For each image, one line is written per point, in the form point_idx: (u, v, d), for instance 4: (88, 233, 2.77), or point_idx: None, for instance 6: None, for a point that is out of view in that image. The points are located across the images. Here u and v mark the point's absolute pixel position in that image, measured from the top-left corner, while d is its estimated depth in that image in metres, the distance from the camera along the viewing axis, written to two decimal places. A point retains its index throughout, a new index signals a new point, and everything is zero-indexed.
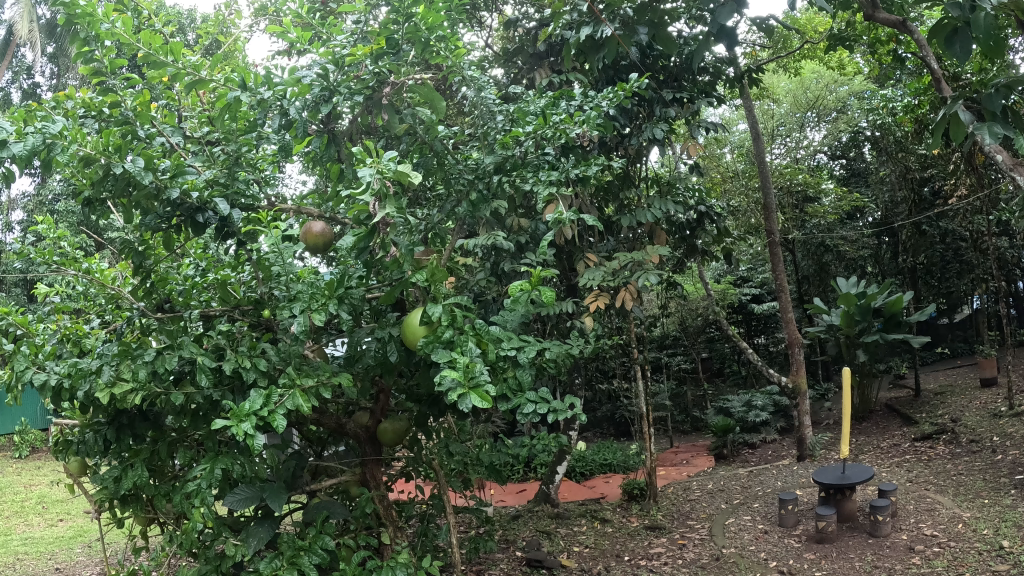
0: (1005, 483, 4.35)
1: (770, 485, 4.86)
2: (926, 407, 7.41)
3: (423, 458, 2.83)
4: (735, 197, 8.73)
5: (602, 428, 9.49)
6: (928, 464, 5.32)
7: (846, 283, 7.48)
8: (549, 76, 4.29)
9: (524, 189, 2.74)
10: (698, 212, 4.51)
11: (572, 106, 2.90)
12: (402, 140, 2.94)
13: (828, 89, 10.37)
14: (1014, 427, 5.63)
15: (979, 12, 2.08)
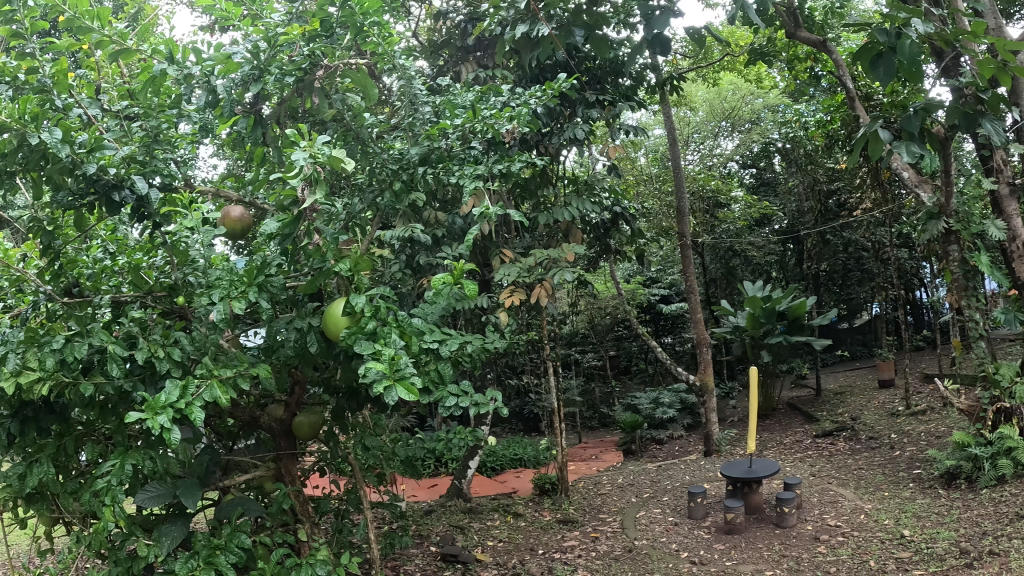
0: (906, 477, 4.74)
1: (677, 479, 5.04)
2: (828, 405, 7.89)
3: (338, 454, 2.77)
4: (649, 199, 8.97)
5: (513, 424, 9.54)
6: (828, 459, 5.67)
7: (752, 287, 7.88)
8: (478, 71, 4.27)
9: (447, 181, 2.78)
10: (612, 213, 4.65)
11: (498, 102, 2.99)
12: (328, 128, 2.90)
13: (744, 100, 10.75)
14: (908, 425, 6.06)
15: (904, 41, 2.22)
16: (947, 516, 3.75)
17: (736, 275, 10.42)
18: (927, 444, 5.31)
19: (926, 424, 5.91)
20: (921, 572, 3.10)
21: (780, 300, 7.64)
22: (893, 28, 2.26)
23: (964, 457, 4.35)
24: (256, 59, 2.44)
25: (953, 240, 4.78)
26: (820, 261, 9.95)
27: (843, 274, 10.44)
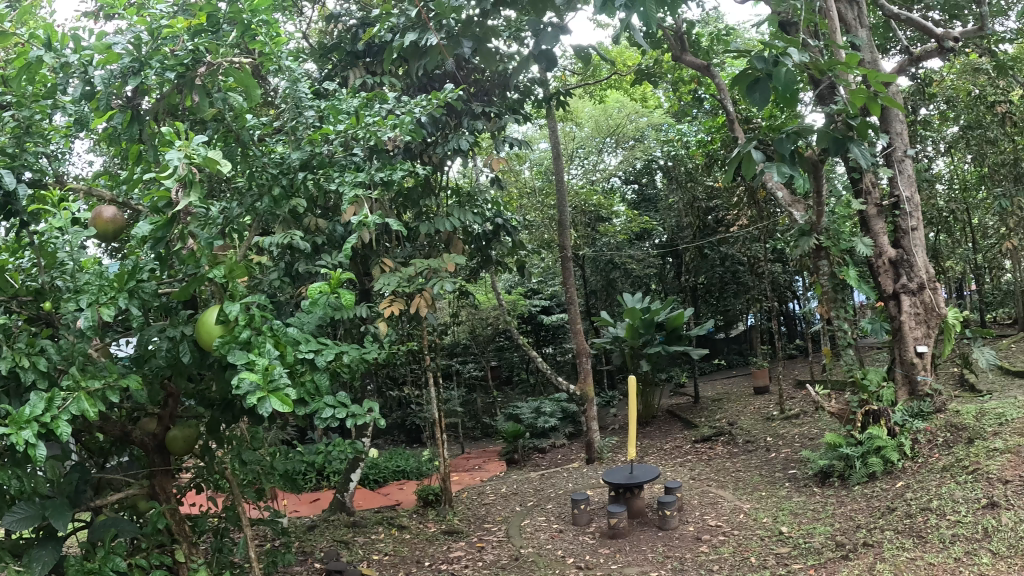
0: (781, 476, 5.06)
1: (561, 487, 5.16)
2: (705, 412, 8.29)
3: (214, 468, 2.63)
4: (531, 212, 9.02)
5: (394, 435, 9.46)
6: (708, 462, 6.00)
7: (633, 299, 8.43)
8: (366, 76, 4.22)
9: (327, 187, 2.75)
10: (495, 226, 4.72)
11: (383, 110, 3.04)
12: (206, 126, 2.77)
13: (628, 118, 11.08)
14: (783, 429, 6.44)
15: (782, 68, 2.36)
16: (822, 512, 3.99)
17: (616, 286, 10.76)
18: (801, 445, 5.68)
19: (798, 427, 6.30)
20: (800, 566, 3.27)
21: (658, 311, 8.14)
22: (775, 56, 2.38)
23: (837, 456, 4.71)
24: (137, 52, 2.31)
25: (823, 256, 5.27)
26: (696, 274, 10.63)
27: (720, 287, 10.75)
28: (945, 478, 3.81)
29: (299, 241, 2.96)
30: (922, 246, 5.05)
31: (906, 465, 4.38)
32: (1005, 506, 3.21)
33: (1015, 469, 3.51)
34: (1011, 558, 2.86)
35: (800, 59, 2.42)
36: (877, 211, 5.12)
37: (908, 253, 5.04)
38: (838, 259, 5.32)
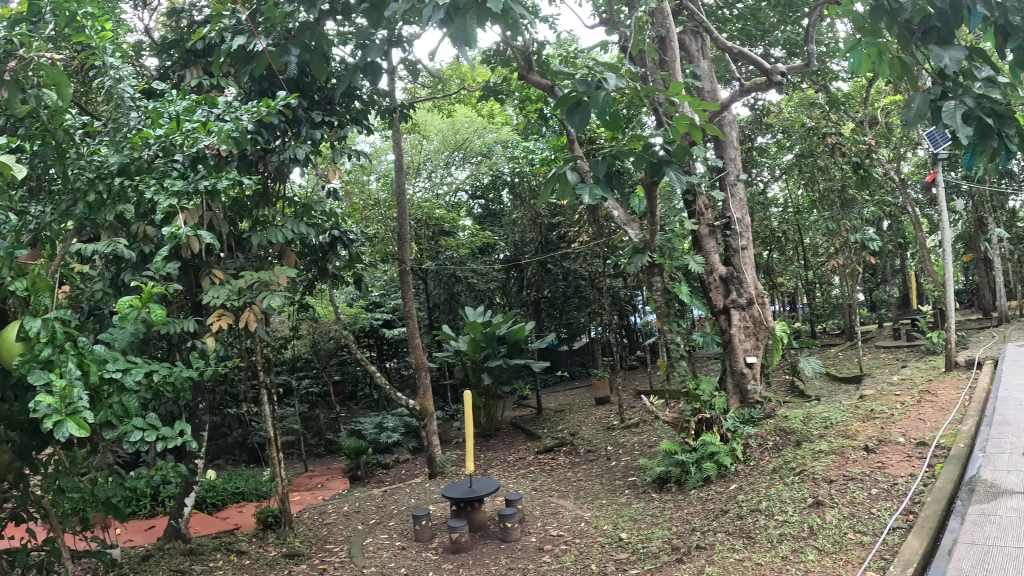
0: (621, 484, 5.18)
1: (403, 504, 5.09)
2: (548, 423, 8.57)
3: (29, 499, 2.42)
4: (373, 224, 8.84)
5: (234, 456, 9.09)
6: (551, 473, 6.08)
7: (473, 313, 8.46)
8: (202, 77, 4.08)
9: (144, 197, 2.59)
10: (332, 237, 4.71)
11: (207, 115, 2.93)
12: (20, 124, 2.58)
13: (476, 132, 11.47)
14: (622, 438, 6.70)
15: (601, 91, 2.26)
16: (660, 517, 4.11)
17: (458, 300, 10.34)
18: (640, 454, 5.87)
19: (639, 437, 6.56)
20: (637, 571, 3.36)
21: (499, 325, 8.20)
22: (597, 81, 2.26)
23: (673, 462, 4.80)
24: None
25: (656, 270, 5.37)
26: (539, 287, 10.90)
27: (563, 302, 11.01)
28: (775, 478, 4.07)
29: (123, 250, 2.87)
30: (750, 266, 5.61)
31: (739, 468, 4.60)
32: (830, 505, 3.47)
33: (836, 467, 3.90)
34: (836, 554, 3.03)
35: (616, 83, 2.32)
36: (708, 231, 5.60)
37: (738, 271, 5.57)
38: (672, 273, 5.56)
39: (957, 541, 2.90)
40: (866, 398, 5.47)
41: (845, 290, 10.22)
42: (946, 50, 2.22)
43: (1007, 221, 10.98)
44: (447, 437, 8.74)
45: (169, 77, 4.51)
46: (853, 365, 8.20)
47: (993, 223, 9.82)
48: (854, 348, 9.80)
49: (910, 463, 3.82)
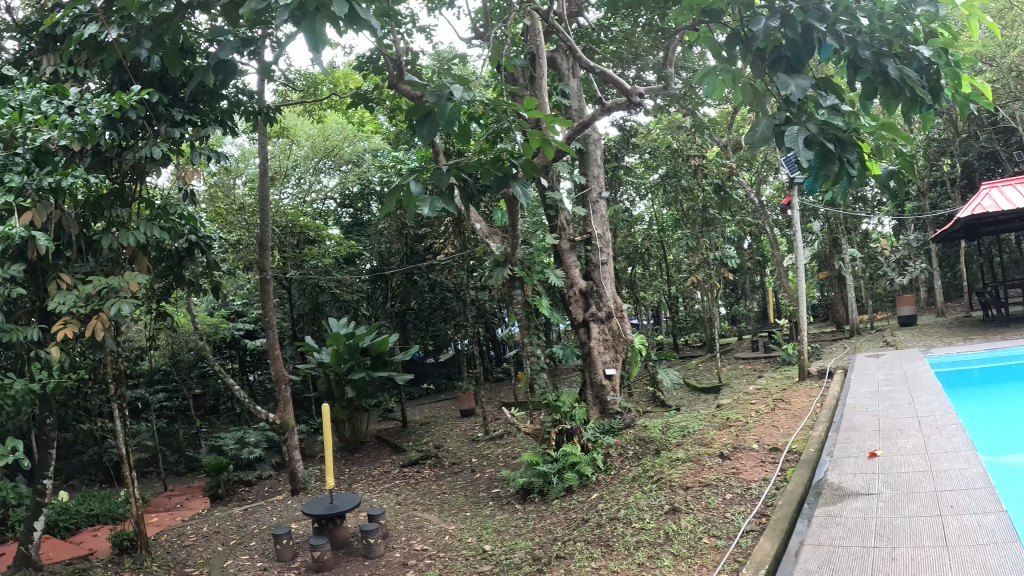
0: (484, 496, 5.12)
1: (266, 522, 4.97)
2: (412, 436, 8.65)
3: None
4: (236, 230, 8.61)
5: (91, 474, 8.67)
6: (418, 486, 6.03)
7: (336, 324, 8.35)
8: (58, 67, 4.04)
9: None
10: (189, 240, 4.89)
11: (43, 128, 3.18)
12: None
13: (346, 140, 11.30)
14: (485, 449, 6.81)
15: (448, 102, 2.72)
16: (524, 527, 4.04)
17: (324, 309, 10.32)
18: (504, 465, 5.94)
19: (502, 449, 6.67)
20: None
21: (361, 337, 8.12)
22: (445, 93, 2.70)
23: (535, 473, 4.59)
24: None
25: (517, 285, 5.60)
26: (405, 300, 11.00)
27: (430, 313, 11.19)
28: (633, 487, 4.02)
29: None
30: (610, 279, 5.63)
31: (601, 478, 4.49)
32: (686, 510, 3.55)
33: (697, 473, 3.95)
34: (692, 559, 3.13)
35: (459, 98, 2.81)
36: (570, 245, 5.59)
37: (599, 285, 5.57)
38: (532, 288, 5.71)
39: (805, 542, 3.06)
40: (723, 406, 5.69)
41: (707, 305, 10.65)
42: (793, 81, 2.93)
43: (858, 241, 11.67)
44: (309, 451, 8.65)
45: (23, 64, 4.35)
46: (710, 376, 8.55)
47: (845, 243, 10.45)
48: (715, 360, 10.18)
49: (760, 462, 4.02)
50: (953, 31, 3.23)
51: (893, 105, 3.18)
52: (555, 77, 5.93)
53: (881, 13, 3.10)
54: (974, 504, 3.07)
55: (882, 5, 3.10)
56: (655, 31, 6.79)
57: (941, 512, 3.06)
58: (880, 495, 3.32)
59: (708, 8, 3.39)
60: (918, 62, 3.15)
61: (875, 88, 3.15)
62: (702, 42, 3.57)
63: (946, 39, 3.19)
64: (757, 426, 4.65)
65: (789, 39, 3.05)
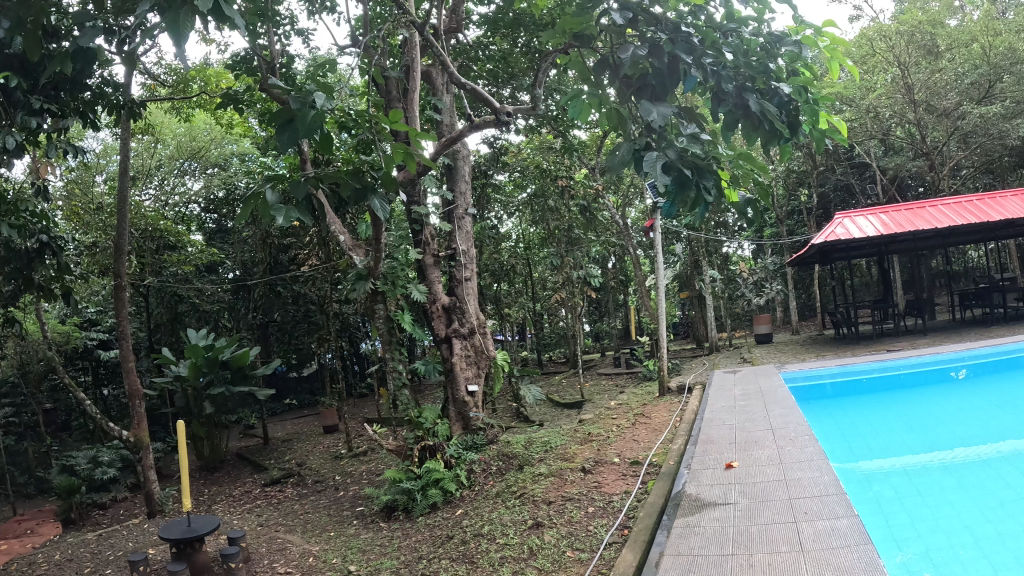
0: (349, 514, 4.93)
1: (121, 548, 4.59)
2: (275, 452, 8.83)
3: None
4: (91, 231, 8.03)
5: None
6: (278, 506, 5.79)
7: (195, 334, 7.92)
8: None
9: None
10: (41, 242, 4.82)
11: None
12: None
13: (213, 141, 11.38)
14: (350, 466, 6.85)
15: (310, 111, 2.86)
16: (390, 546, 3.94)
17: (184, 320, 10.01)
18: (368, 482, 5.88)
19: (365, 466, 6.68)
20: None
21: (221, 349, 7.68)
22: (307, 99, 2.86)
23: (399, 491, 4.46)
24: None
25: (379, 299, 5.34)
26: (268, 311, 10.69)
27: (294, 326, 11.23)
28: (496, 503, 4.04)
29: None
30: (473, 295, 5.85)
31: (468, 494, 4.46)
32: (549, 525, 3.59)
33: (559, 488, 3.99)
34: (556, 573, 3.16)
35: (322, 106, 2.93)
36: (433, 261, 5.73)
37: (461, 301, 5.74)
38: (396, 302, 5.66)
39: (663, 552, 3.13)
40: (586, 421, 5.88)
41: (569, 321, 10.98)
42: (656, 108, 3.12)
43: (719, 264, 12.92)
44: (166, 471, 8.23)
45: None
46: (576, 391, 8.79)
47: (705, 265, 11.47)
48: (577, 376, 10.76)
49: (625, 482, 4.12)
50: (812, 71, 3.53)
51: (754, 137, 3.35)
52: (432, 90, 6.10)
53: (745, 50, 3.34)
54: (824, 509, 3.29)
55: (746, 43, 3.35)
56: (532, 54, 7.54)
57: (795, 519, 3.26)
58: (737, 504, 3.47)
59: (579, 32, 3.52)
60: (778, 98, 3.39)
61: (737, 121, 3.30)
62: (573, 65, 3.68)
63: (806, 78, 3.50)
64: (617, 440, 4.85)
65: (656, 68, 3.22)
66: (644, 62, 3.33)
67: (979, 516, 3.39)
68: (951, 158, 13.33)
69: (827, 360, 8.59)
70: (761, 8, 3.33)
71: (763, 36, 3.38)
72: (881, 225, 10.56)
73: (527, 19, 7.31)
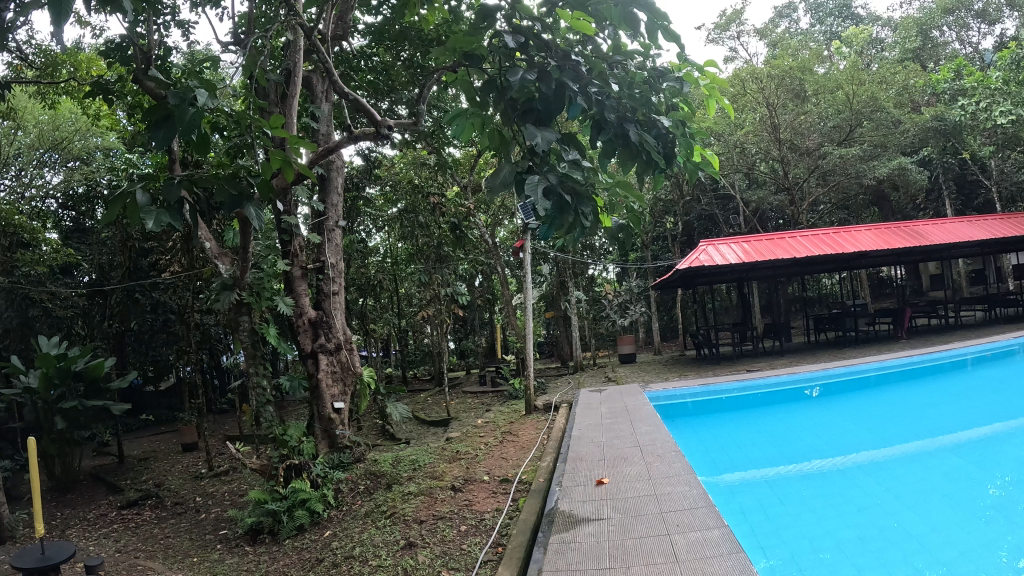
0: (213, 539, 5.07)
1: None
2: (134, 470, 8.77)
3: None
4: None
5: None
6: (136, 530, 5.78)
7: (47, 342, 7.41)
8: None
9: None
10: None
11: None
12: None
13: (79, 134, 10.67)
14: (210, 488, 7.00)
15: (189, 108, 2.62)
16: (256, 569, 3.88)
17: (33, 326, 9.50)
18: (230, 506, 6.09)
19: (226, 486, 6.97)
20: None
21: (75, 359, 7.28)
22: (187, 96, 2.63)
23: (264, 512, 4.70)
24: None
25: (244, 311, 5.65)
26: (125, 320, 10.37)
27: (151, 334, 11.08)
28: (367, 524, 4.17)
29: None
30: (339, 309, 6.10)
31: (335, 514, 4.85)
32: (423, 544, 3.66)
33: (428, 510, 4.13)
34: None
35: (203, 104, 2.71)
36: (300, 273, 5.85)
37: (328, 315, 5.96)
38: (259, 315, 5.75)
39: (541, 567, 3.20)
40: (452, 441, 6.62)
41: (435, 341, 12.10)
42: (540, 131, 2.95)
43: (584, 284, 14.72)
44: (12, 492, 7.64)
45: None
46: (443, 409, 9.99)
47: (572, 286, 13.39)
48: (442, 394, 11.99)
49: (495, 500, 4.33)
50: (691, 107, 3.80)
51: (631, 166, 3.38)
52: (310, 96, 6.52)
53: (630, 81, 3.49)
54: (695, 521, 3.57)
55: (631, 75, 3.51)
56: (412, 68, 7.94)
57: (669, 531, 3.50)
58: (611, 519, 3.69)
59: (469, 52, 3.38)
60: (657, 130, 3.48)
61: (613, 149, 3.33)
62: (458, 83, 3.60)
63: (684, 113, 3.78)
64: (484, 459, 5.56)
65: (543, 93, 3.12)
66: (532, 87, 3.20)
67: (831, 522, 4.32)
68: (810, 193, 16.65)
69: (683, 382, 10.09)
70: (648, 44, 3.58)
71: (647, 70, 3.61)
72: (741, 252, 12.88)
73: (412, 32, 7.66)
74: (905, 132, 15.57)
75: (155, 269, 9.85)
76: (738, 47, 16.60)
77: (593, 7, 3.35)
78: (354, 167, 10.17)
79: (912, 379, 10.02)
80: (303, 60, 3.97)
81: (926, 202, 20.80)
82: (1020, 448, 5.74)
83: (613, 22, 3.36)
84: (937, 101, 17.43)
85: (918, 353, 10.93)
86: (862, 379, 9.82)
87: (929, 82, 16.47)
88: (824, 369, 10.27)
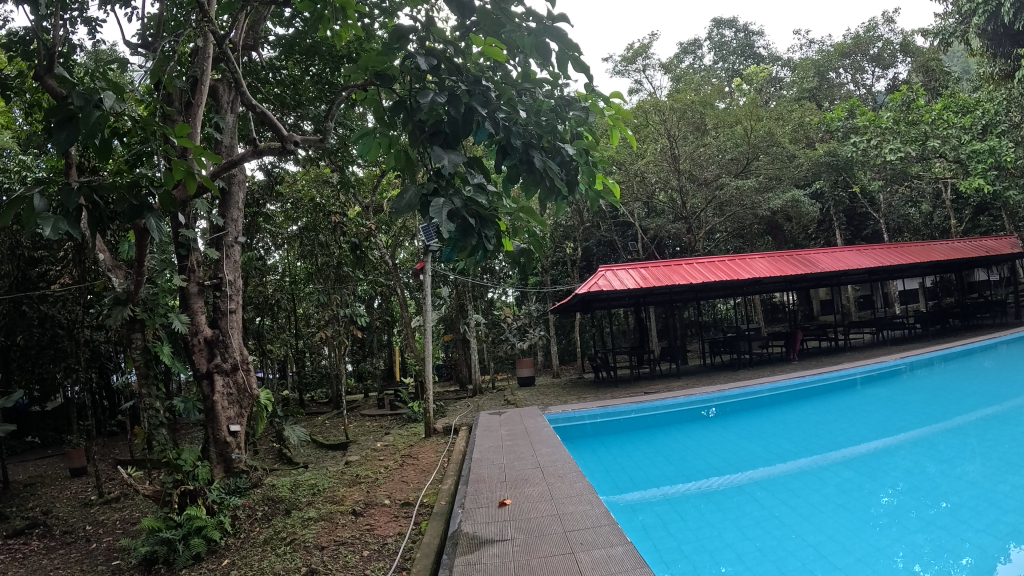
0: (105, 569, 4.85)
1: None
2: (19, 492, 8.16)
3: None
4: None
5: None
6: (21, 561, 5.40)
7: None
8: None
9: None
10: None
11: None
12: None
13: None
14: (101, 514, 6.63)
15: (94, 111, 2.20)
16: None
17: None
18: (123, 534, 5.75)
19: (118, 513, 6.56)
20: None
21: None
22: (91, 97, 2.18)
23: (158, 541, 4.65)
24: None
25: (137, 327, 5.41)
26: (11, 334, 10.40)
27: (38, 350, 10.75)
28: (265, 551, 4.54)
29: None
30: (234, 328, 6.52)
31: (231, 540, 4.99)
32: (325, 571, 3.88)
33: (327, 535, 4.61)
34: None
35: (109, 107, 2.31)
36: (196, 289, 6.08)
37: (222, 335, 6.24)
38: (152, 332, 5.57)
39: None
40: (351, 463, 7.24)
41: (333, 363, 12.31)
42: (446, 152, 2.47)
43: (479, 309, 15.45)
44: None
45: None
46: (342, 431, 10.14)
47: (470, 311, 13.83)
48: (340, 417, 12.16)
49: (395, 524, 4.76)
50: (594, 136, 3.46)
51: (533, 192, 2.80)
52: (214, 106, 6.88)
53: (537, 108, 3.06)
54: (599, 540, 3.67)
55: (539, 102, 3.09)
56: (321, 83, 8.13)
57: (573, 550, 3.55)
58: (515, 540, 3.78)
59: (380, 71, 2.75)
60: (560, 157, 3.04)
61: (518, 177, 2.76)
62: (364, 103, 3.00)
63: (589, 142, 3.43)
64: (383, 483, 6.15)
65: (450, 117, 2.57)
66: (442, 109, 2.66)
67: (731, 535, 4.86)
68: (707, 222, 18.05)
69: (586, 404, 10.68)
70: (558, 71, 3.19)
71: (554, 98, 3.18)
72: (637, 277, 13.46)
73: (323, 48, 7.78)
74: (799, 166, 17.56)
75: (43, 280, 9.53)
76: (642, 79, 17.36)
77: (505, 36, 2.81)
78: (256, 183, 10.73)
79: (801, 398, 10.89)
80: (211, 68, 4.45)
81: (815, 231, 23.83)
82: (903, 459, 6.46)
83: (526, 51, 2.81)
84: (828, 135, 19.39)
85: (810, 375, 11.87)
86: (757, 398, 10.61)
87: (825, 120, 18.49)
88: (721, 391, 11.01)
